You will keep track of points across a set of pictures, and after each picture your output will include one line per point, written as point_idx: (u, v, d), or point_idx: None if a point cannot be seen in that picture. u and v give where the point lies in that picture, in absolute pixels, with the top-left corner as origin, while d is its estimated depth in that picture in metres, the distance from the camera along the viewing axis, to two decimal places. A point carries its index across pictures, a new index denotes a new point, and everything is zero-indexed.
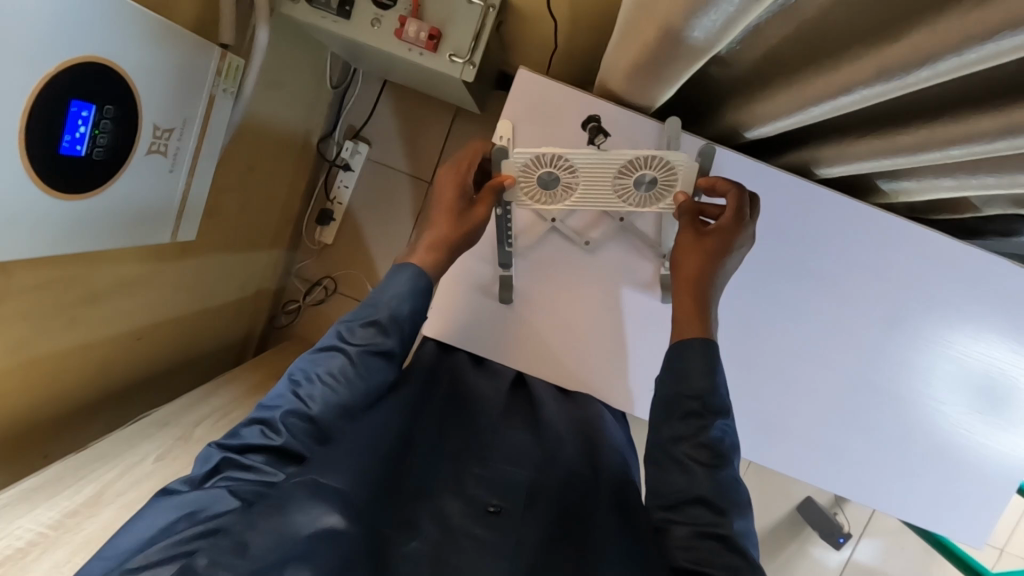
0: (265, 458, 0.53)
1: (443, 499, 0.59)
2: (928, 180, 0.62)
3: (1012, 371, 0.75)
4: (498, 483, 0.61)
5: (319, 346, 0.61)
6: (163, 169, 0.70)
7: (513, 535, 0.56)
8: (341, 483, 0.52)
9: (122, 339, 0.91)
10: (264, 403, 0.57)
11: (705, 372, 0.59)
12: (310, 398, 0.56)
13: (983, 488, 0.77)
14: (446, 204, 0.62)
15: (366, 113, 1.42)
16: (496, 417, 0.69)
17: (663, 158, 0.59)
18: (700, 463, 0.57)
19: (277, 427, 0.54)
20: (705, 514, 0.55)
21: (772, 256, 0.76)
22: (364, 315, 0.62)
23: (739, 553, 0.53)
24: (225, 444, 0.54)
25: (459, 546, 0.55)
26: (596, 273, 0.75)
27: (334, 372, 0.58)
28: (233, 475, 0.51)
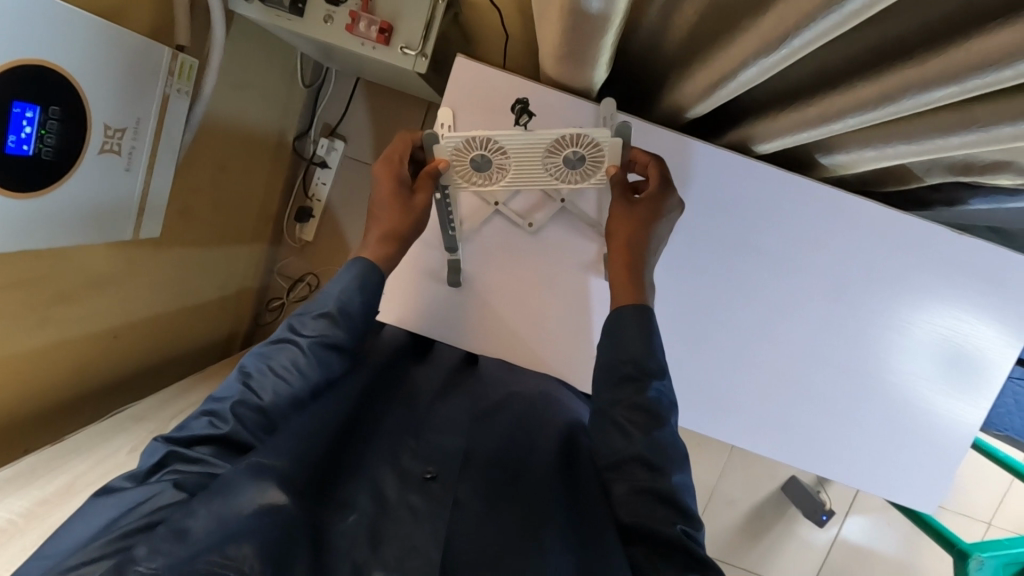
0: (211, 449, 0.55)
1: (378, 471, 0.61)
2: (855, 152, 0.63)
3: (956, 334, 0.76)
4: (432, 453, 0.63)
5: (271, 339, 0.62)
6: (118, 168, 0.73)
7: (447, 498, 0.59)
8: (280, 463, 0.54)
9: (98, 337, 0.93)
10: (213, 397, 0.59)
11: (640, 338, 0.62)
12: (258, 390, 0.58)
13: (926, 451, 0.79)
14: (387, 196, 0.64)
15: (340, 110, 1.43)
16: (430, 396, 0.73)
17: (589, 136, 0.61)
18: (636, 424, 0.59)
19: (225, 417, 0.56)
20: (641, 471, 0.58)
21: (714, 232, 0.76)
22: (315, 308, 0.62)
23: (675, 503, 0.55)
24: (172, 438, 0.56)
25: (397, 516, 0.57)
26: (541, 256, 0.76)
27: (285, 365, 0.59)
28: (179, 468, 0.53)
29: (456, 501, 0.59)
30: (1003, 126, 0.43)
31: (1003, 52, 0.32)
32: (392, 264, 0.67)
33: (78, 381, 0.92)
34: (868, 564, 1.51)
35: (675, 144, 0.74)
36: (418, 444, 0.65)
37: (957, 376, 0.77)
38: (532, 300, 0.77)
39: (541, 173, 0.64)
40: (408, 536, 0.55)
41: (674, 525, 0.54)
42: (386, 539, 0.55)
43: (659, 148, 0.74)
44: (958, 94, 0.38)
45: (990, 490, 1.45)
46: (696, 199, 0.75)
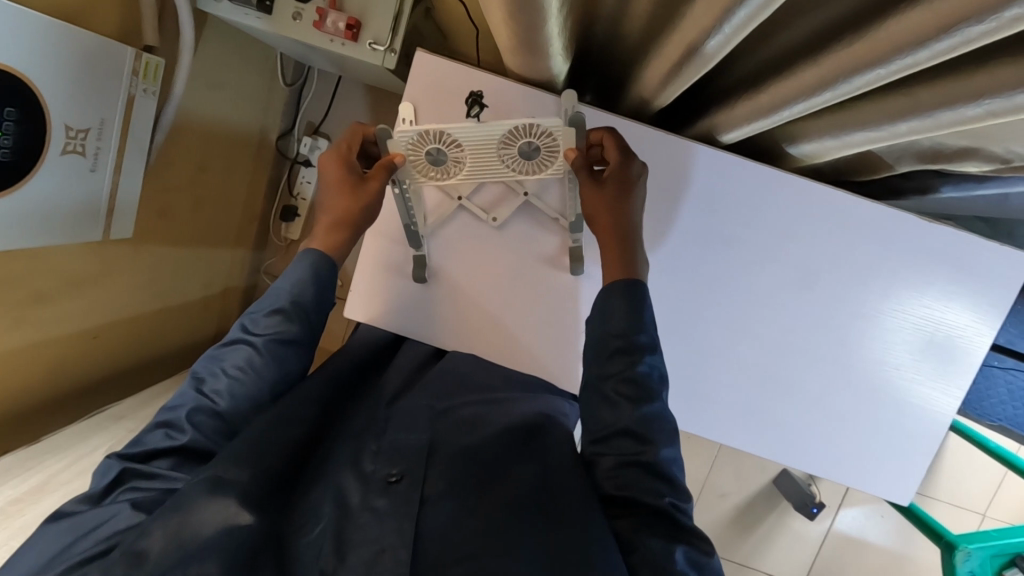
0: (169, 462, 0.57)
1: (340, 476, 0.57)
2: (818, 142, 0.62)
3: (926, 321, 0.75)
4: (396, 454, 0.59)
5: (224, 341, 0.63)
6: (83, 169, 0.73)
7: (414, 497, 0.55)
8: (240, 477, 0.49)
9: (74, 338, 0.93)
10: (167, 408, 0.60)
11: (626, 313, 0.62)
12: (212, 395, 0.60)
13: (904, 438, 0.78)
14: (335, 180, 0.65)
15: (323, 108, 1.43)
16: (388, 399, 0.71)
17: (541, 126, 0.61)
18: (627, 398, 0.59)
19: (182, 426, 0.58)
20: (629, 445, 0.59)
21: (681, 224, 0.75)
22: (266, 306, 0.64)
23: (664, 477, 0.57)
24: (126, 455, 0.57)
25: (361, 521, 0.52)
26: (505, 249, 0.76)
27: (239, 365, 0.61)
28: (137, 485, 0.55)
29: (425, 499, 0.55)
30: (945, 109, 0.42)
31: (927, 30, 0.32)
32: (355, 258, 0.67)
33: (56, 380, 0.93)
34: (861, 556, 1.50)
35: (641, 135, 0.74)
36: (381, 447, 0.61)
37: (929, 365, 0.76)
38: (499, 294, 0.77)
39: (500, 164, 0.65)
40: (374, 540, 0.50)
41: (662, 497, 0.55)
42: (351, 546, 0.50)
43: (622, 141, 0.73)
44: (890, 73, 0.37)
45: (983, 481, 1.43)
46: (664, 191, 0.75)
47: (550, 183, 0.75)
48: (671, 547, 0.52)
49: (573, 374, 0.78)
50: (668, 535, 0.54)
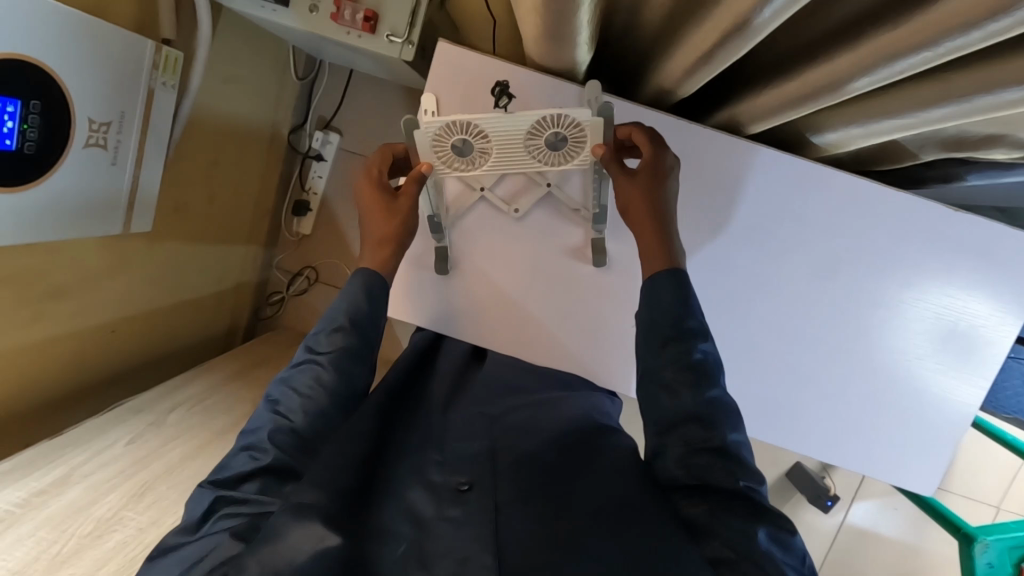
0: (257, 485, 0.55)
1: (408, 490, 0.58)
2: (844, 131, 0.61)
3: (949, 311, 0.75)
4: (461, 462, 0.61)
5: (291, 363, 0.62)
6: (104, 162, 0.73)
7: (487, 504, 0.56)
8: (319, 502, 0.50)
9: (91, 332, 0.94)
10: (249, 432, 0.58)
11: (676, 300, 0.62)
12: (289, 414, 0.58)
13: (931, 431, 0.78)
14: (373, 202, 0.66)
15: (335, 102, 1.43)
16: (440, 406, 0.72)
17: (569, 116, 0.61)
18: (684, 383, 0.59)
19: (265, 447, 0.56)
20: (697, 432, 0.57)
21: (704, 214, 0.75)
22: (327, 324, 0.63)
23: (730, 457, 0.56)
24: (217, 482, 0.55)
25: (438, 533, 0.54)
26: (528, 239, 0.76)
27: (309, 384, 0.60)
28: (230, 511, 0.53)
29: (500, 504, 0.57)
30: (985, 94, 0.41)
31: (975, 11, 0.31)
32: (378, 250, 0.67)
33: (73, 374, 0.93)
34: (876, 549, 1.50)
35: (662, 124, 0.73)
36: (446, 458, 0.63)
37: (953, 355, 0.76)
38: (522, 286, 0.77)
39: (525, 156, 0.65)
40: (457, 550, 0.52)
41: (737, 481, 0.55)
42: (434, 558, 0.51)
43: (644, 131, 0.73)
44: (934, 57, 0.37)
45: (998, 474, 1.42)
46: (689, 183, 0.74)
47: (572, 174, 0.74)
48: (752, 529, 0.51)
49: (592, 367, 0.78)
50: (749, 512, 0.52)
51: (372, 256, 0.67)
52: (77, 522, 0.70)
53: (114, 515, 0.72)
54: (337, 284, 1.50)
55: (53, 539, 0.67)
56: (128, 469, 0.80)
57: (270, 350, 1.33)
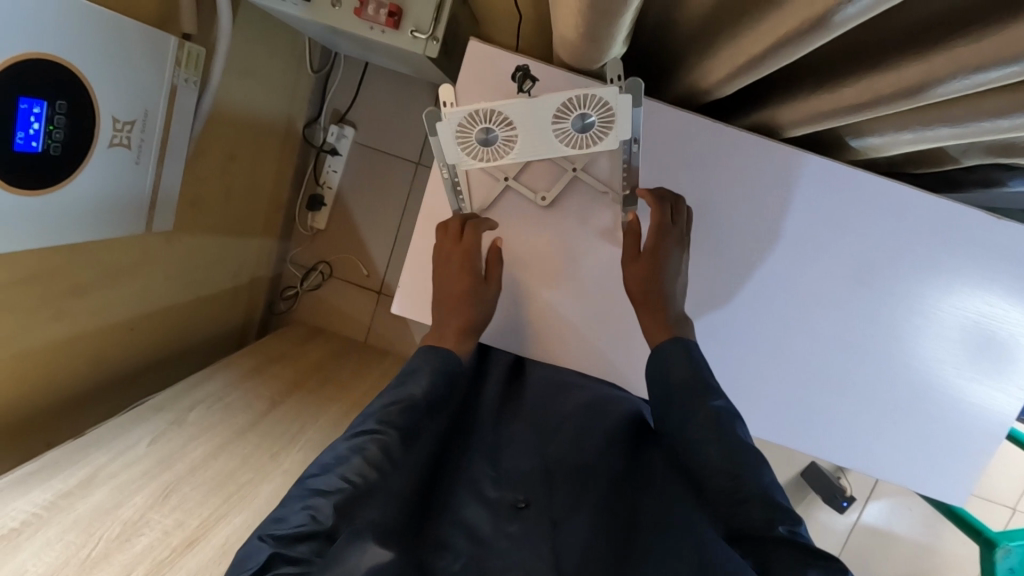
0: (313, 548, 0.47)
1: (467, 506, 0.61)
2: (890, 135, 0.60)
3: (986, 320, 0.74)
4: (516, 480, 0.64)
5: (348, 431, 0.58)
6: (128, 161, 0.72)
7: (543, 524, 0.60)
8: (375, 515, 0.53)
9: (111, 330, 0.93)
10: (310, 487, 0.51)
11: (688, 362, 0.65)
12: (357, 477, 0.52)
13: (965, 442, 0.77)
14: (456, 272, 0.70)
15: (350, 95, 1.42)
16: (493, 422, 0.72)
17: (597, 95, 0.59)
18: (710, 440, 0.59)
19: (329, 506, 0.49)
20: (727, 481, 0.57)
21: (737, 216, 0.73)
22: (394, 397, 0.61)
23: (773, 503, 0.54)
24: (271, 537, 0.47)
25: (499, 546, 0.57)
26: (557, 228, 0.74)
27: (378, 453, 0.55)
28: (285, 572, 0.44)
29: (556, 520, 0.60)
30: None
31: None
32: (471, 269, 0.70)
33: (92, 372, 0.92)
34: (889, 547, 1.49)
35: (692, 123, 0.71)
36: (500, 473, 0.65)
37: (988, 365, 0.75)
38: (547, 283, 0.75)
39: (551, 142, 0.62)
40: (516, 565, 0.55)
41: (777, 526, 0.53)
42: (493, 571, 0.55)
43: (672, 129, 0.71)
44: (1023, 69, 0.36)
45: (1016, 475, 1.41)
46: (721, 177, 0.72)
47: (600, 156, 0.73)
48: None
49: (617, 371, 0.78)
50: (800, 557, 0.50)
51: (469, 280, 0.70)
52: (105, 526, 0.69)
53: (140, 517, 0.72)
54: (352, 279, 1.50)
55: (82, 543, 0.67)
56: (152, 470, 0.80)
57: (285, 346, 1.33)
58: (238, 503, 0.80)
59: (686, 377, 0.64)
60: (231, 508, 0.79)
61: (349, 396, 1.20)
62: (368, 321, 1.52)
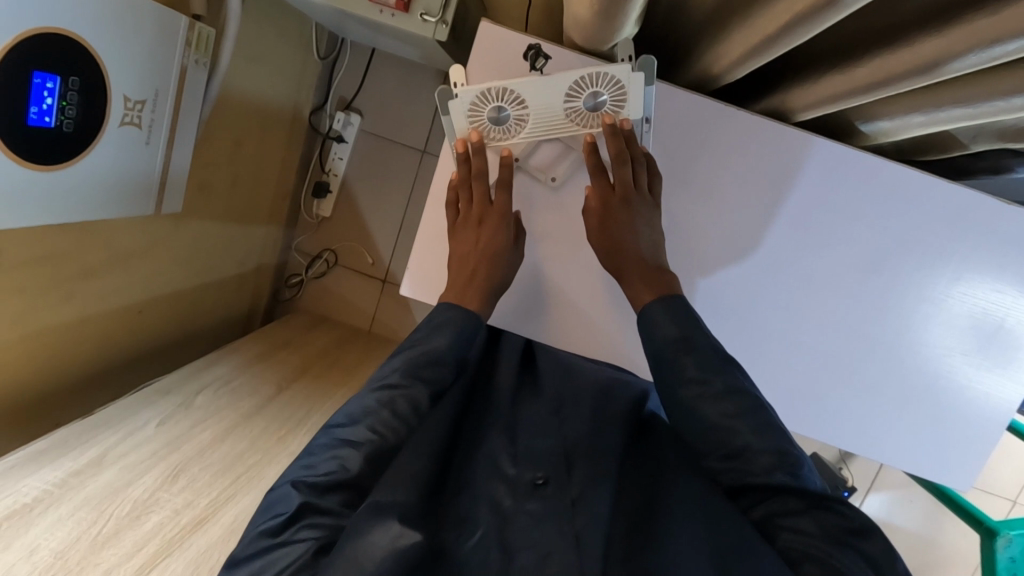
0: (340, 499, 0.55)
1: (489, 484, 0.62)
2: (902, 117, 0.60)
3: (994, 309, 0.74)
4: (534, 457, 0.64)
5: (376, 379, 0.64)
6: (138, 141, 0.72)
7: (563, 501, 0.60)
8: (399, 499, 0.55)
9: (119, 313, 0.94)
10: (338, 438, 0.59)
11: (673, 321, 0.66)
12: (380, 431, 0.59)
13: (971, 428, 0.77)
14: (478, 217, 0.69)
15: (356, 83, 1.42)
16: (510, 398, 0.73)
17: (607, 73, 0.64)
18: (709, 398, 0.63)
19: (354, 459, 0.57)
20: (722, 438, 0.62)
21: (746, 198, 0.73)
22: (417, 350, 0.65)
23: (776, 451, 0.60)
24: (303, 484, 0.55)
25: (519, 523, 0.58)
26: (567, 211, 0.74)
27: (400, 408, 0.61)
28: (315, 521, 0.53)
29: (576, 497, 0.61)
30: None
31: None
32: (495, 212, 0.69)
33: (101, 355, 0.93)
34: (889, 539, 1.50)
35: (700, 106, 0.71)
36: (518, 450, 0.66)
37: (994, 355, 0.75)
38: (554, 264, 0.76)
39: (563, 120, 0.66)
40: (538, 543, 0.56)
41: (773, 475, 0.59)
42: (516, 548, 0.56)
43: (682, 112, 0.71)
44: None
45: (1016, 468, 1.42)
46: (732, 161, 0.72)
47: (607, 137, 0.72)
48: (795, 518, 0.58)
49: (623, 355, 0.78)
50: (802, 505, 0.58)
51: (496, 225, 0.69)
52: (115, 503, 0.70)
53: (150, 496, 0.72)
54: (357, 268, 1.51)
55: (93, 519, 0.67)
56: (161, 451, 0.81)
57: (290, 333, 1.34)
58: (246, 484, 0.81)
59: (676, 334, 0.66)
60: (239, 489, 0.79)
61: (355, 382, 1.21)
62: (373, 310, 1.52)
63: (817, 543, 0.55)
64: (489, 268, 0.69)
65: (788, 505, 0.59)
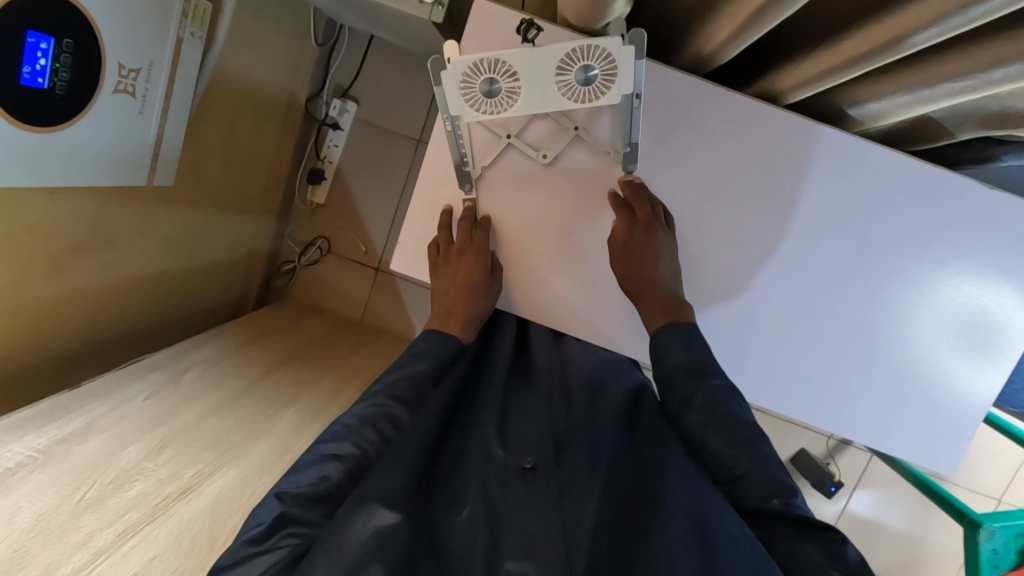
0: (322, 510, 0.58)
1: (480, 467, 0.67)
2: (887, 99, 0.61)
3: (974, 296, 0.75)
4: (523, 443, 0.70)
5: (362, 399, 0.67)
6: (132, 110, 0.72)
7: (551, 484, 0.66)
8: (393, 484, 0.63)
9: (109, 288, 0.93)
10: (323, 453, 0.61)
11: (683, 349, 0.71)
12: (364, 447, 0.62)
13: (950, 414, 0.78)
14: (459, 252, 0.73)
15: (353, 71, 1.42)
16: (501, 387, 0.79)
17: (601, 46, 0.58)
18: (706, 423, 0.68)
19: (336, 474, 0.60)
20: (727, 458, 0.66)
21: (735, 175, 0.74)
22: (404, 371, 0.70)
23: (773, 481, 0.64)
24: (286, 496, 0.58)
25: (508, 509, 0.63)
26: (558, 187, 0.75)
27: (385, 427, 0.64)
28: (296, 530, 0.56)
29: (563, 484, 0.67)
30: None
31: None
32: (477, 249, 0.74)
33: (90, 327, 0.93)
34: (876, 537, 1.50)
35: (687, 85, 0.71)
36: (506, 436, 0.71)
37: (984, 346, 0.76)
38: (548, 246, 0.76)
39: (554, 96, 0.61)
40: (526, 529, 0.62)
41: (771, 500, 0.64)
42: (505, 534, 0.61)
43: (672, 89, 0.71)
44: None
45: (1000, 466, 1.43)
46: (721, 145, 0.73)
47: (601, 114, 0.72)
48: (800, 544, 0.62)
49: (610, 334, 0.79)
50: (794, 532, 0.63)
51: (477, 261, 0.73)
52: (100, 471, 0.69)
53: (136, 465, 0.72)
54: (350, 255, 1.51)
55: (77, 485, 0.66)
56: (147, 424, 0.80)
57: (281, 319, 1.34)
58: (232, 459, 0.80)
59: (682, 362, 0.71)
60: (226, 462, 0.79)
61: (344, 368, 1.21)
62: (365, 300, 1.52)
63: (813, 562, 0.60)
64: (479, 287, 0.74)
65: (781, 529, 0.64)
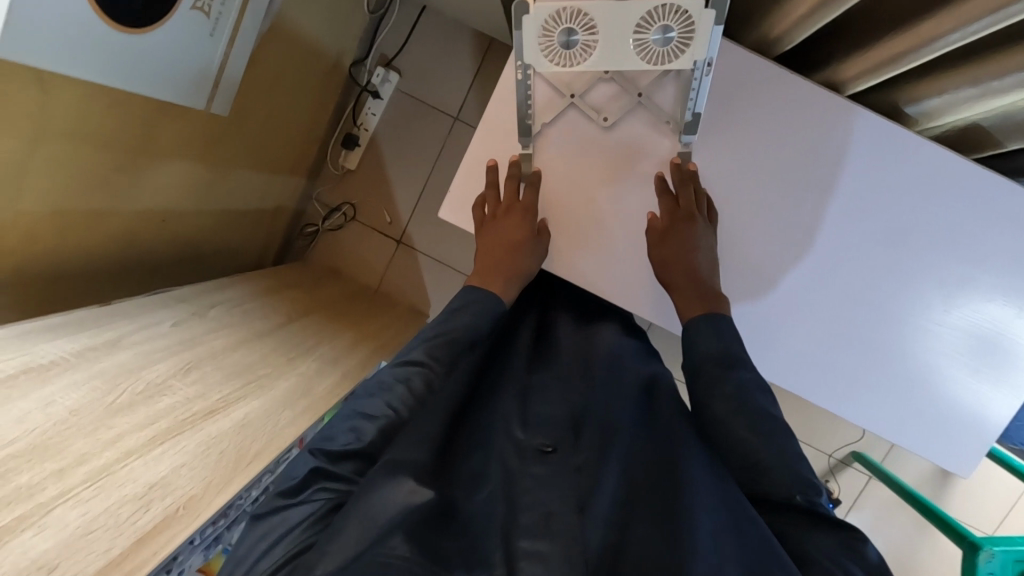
0: (354, 466, 0.57)
1: (500, 442, 0.65)
2: (953, 93, 0.68)
3: (995, 312, 0.77)
4: (546, 426, 0.69)
5: (395, 361, 0.67)
6: (204, 31, 0.75)
7: (570, 465, 0.65)
8: (419, 454, 0.60)
9: (146, 216, 0.93)
10: (358, 411, 0.61)
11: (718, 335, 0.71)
12: (396, 406, 0.62)
13: (963, 422, 0.79)
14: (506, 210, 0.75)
15: (400, 42, 1.44)
16: (524, 366, 0.79)
17: (682, 7, 0.59)
18: (734, 413, 0.66)
19: (369, 434, 0.59)
20: (742, 455, 0.64)
21: (787, 160, 0.75)
22: (438, 331, 0.70)
23: (799, 478, 0.61)
24: (321, 451, 0.58)
25: (525, 484, 0.61)
26: (614, 152, 0.76)
27: (416, 389, 0.64)
28: (327, 485, 0.55)
29: (581, 465, 0.65)
30: None
31: None
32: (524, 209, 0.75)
33: (122, 250, 0.93)
34: None
35: (752, 64, 0.73)
36: (528, 418, 0.70)
37: (1003, 360, 0.78)
38: (596, 210, 0.77)
39: (628, 54, 0.62)
40: (542, 504, 0.59)
41: (793, 495, 0.60)
42: (522, 505, 0.59)
43: (736, 67, 0.73)
44: None
45: (996, 500, 1.44)
46: (778, 128, 0.74)
47: (665, 84, 0.74)
48: (813, 540, 0.58)
49: (645, 305, 0.79)
50: (811, 522, 0.59)
51: (521, 222, 0.75)
52: (129, 380, 0.69)
53: (164, 381, 0.72)
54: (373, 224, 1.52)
55: (107, 390, 0.66)
56: (174, 347, 0.80)
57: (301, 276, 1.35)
58: (255, 391, 0.80)
59: (713, 353, 0.71)
60: (250, 393, 0.79)
61: (361, 329, 1.21)
62: (383, 270, 1.53)
63: (829, 552, 0.56)
64: (520, 250, 0.75)
65: (796, 522, 0.60)
